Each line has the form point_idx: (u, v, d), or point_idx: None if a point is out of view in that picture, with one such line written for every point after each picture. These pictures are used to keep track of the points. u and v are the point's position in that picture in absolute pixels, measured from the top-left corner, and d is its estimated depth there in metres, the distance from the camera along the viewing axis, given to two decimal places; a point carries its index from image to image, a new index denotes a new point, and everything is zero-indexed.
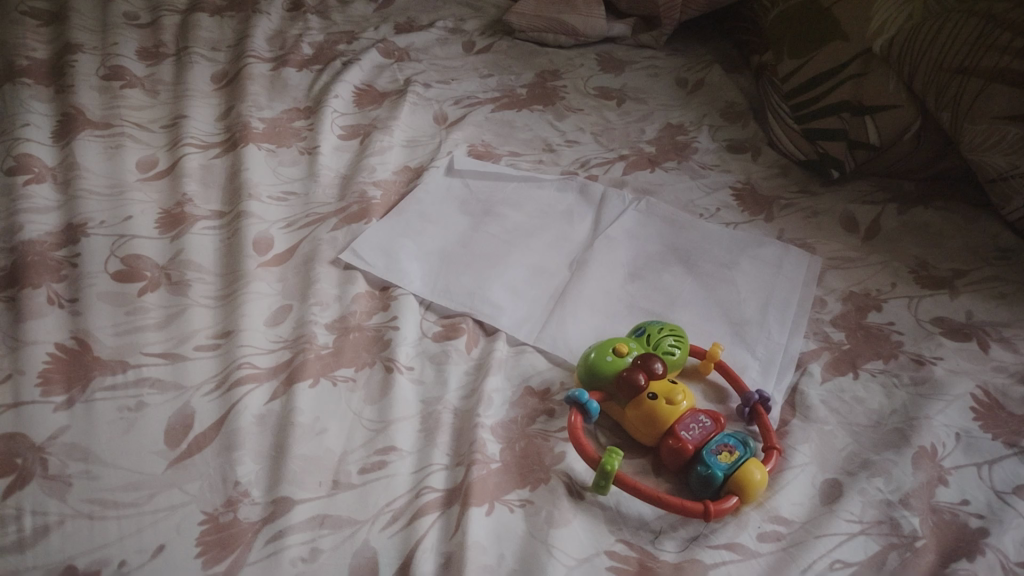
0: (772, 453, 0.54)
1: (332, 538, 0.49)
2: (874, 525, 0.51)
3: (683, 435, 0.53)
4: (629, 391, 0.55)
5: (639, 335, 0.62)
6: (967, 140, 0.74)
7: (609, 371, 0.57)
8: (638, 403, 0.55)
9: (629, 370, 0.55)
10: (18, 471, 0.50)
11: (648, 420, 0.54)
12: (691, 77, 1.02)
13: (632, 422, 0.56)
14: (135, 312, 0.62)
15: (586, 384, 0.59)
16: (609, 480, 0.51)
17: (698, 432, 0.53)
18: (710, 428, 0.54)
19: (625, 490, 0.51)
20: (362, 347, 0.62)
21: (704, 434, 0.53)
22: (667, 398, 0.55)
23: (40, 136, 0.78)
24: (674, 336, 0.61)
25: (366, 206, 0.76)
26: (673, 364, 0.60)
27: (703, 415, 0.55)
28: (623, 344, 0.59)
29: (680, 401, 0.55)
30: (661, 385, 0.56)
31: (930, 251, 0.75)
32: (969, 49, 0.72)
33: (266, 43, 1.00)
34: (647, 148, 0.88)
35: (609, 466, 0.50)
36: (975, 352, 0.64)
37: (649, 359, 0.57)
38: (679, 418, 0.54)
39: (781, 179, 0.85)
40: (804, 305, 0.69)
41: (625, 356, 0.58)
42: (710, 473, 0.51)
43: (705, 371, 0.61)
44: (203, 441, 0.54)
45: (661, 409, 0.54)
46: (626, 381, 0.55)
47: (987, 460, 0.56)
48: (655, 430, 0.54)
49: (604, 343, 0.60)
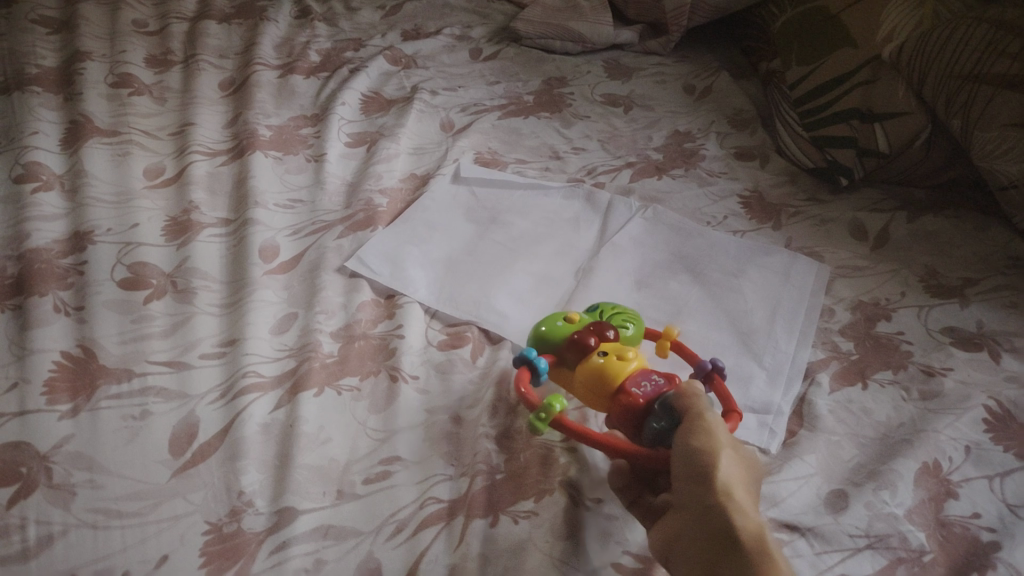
0: (733, 419, 0.53)
1: (336, 549, 0.49)
2: (881, 539, 0.50)
3: (633, 389, 0.52)
4: (580, 350, 0.56)
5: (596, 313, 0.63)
6: (977, 147, 0.74)
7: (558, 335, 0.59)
8: (589, 362, 0.55)
9: (582, 333, 0.57)
10: (23, 479, 0.50)
11: (599, 377, 0.54)
12: (698, 83, 1.01)
13: (582, 384, 0.56)
14: (141, 320, 0.62)
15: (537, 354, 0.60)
16: (551, 414, 0.52)
17: (651, 388, 0.53)
18: (662, 384, 0.53)
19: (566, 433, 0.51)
20: (367, 356, 0.62)
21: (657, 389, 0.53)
22: (618, 355, 0.55)
23: (49, 144, 0.78)
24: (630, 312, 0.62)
25: (372, 214, 0.76)
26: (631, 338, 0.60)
27: (657, 374, 0.54)
28: (576, 315, 0.60)
29: (632, 359, 0.55)
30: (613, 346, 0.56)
31: (939, 259, 0.74)
32: (979, 56, 0.72)
33: (273, 51, 1.00)
34: (654, 156, 0.88)
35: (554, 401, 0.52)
36: (986, 362, 0.64)
37: (602, 324, 0.58)
38: (628, 376, 0.54)
39: (789, 186, 0.85)
40: (812, 314, 0.69)
41: (578, 323, 0.60)
42: (667, 426, 0.49)
43: (663, 352, 0.61)
44: (207, 451, 0.53)
45: (611, 365, 0.54)
46: (577, 340, 0.56)
47: (999, 472, 0.55)
48: (606, 387, 0.54)
49: (556, 314, 0.62)
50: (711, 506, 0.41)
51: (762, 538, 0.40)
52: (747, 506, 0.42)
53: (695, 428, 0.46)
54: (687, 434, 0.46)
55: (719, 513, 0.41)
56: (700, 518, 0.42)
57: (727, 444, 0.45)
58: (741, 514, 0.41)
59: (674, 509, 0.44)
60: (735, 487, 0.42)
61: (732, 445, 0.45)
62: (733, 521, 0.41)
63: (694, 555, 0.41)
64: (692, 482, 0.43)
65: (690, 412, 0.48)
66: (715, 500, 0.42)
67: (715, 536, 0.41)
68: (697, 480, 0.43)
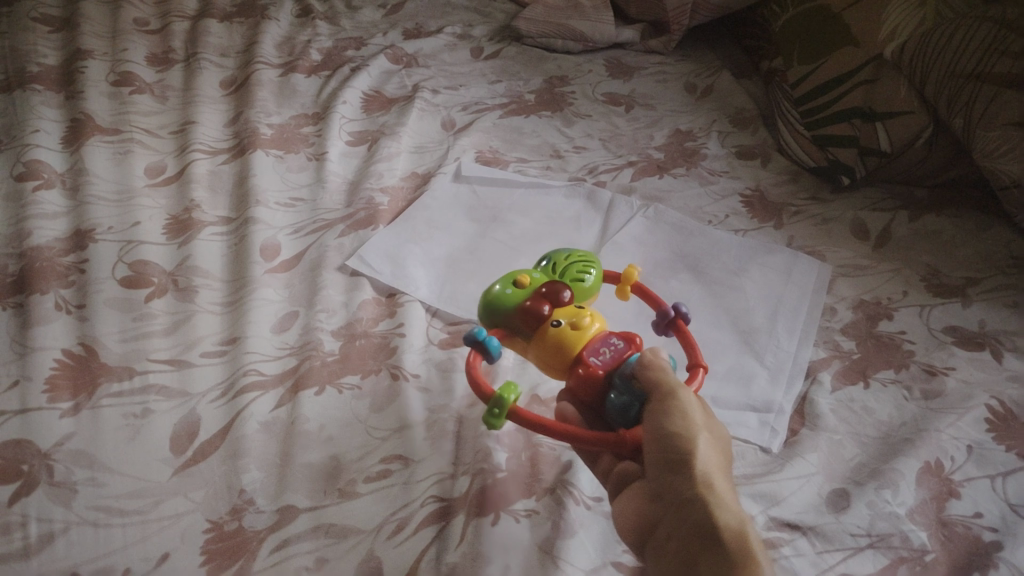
0: (698, 370, 0.54)
1: (337, 547, 0.49)
2: (883, 539, 0.50)
3: (592, 361, 0.53)
4: (532, 322, 0.55)
5: (546, 265, 0.62)
6: (980, 147, 0.74)
7: (507, 301, 0.57)
8: (543, 333, 0.55)
9: (533, 301, 0.56)
10: (24, 477, 0.50)
11: (556, 349, 0.54)
12: (700, 82, 1.01)
13: (537, 354, 0.55)
14: (142, 318, 0.62)
15: (486, 318, 0.58)
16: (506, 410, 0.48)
17: (609, 356, 0.53)
18: (621, 350, 0.53)
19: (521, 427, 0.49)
20: (368, 354, 0.62)
21: (614, 357, 0.53)
22: (572, 325, 0.54)
23: (50, 142, 0.78)
24: (581, 264, 0.61)
25: (373, 212, 0.76)
26: (584, 292, 0.60)
27: (615, 338, 0.54)
28: (525, 277, 0.59)
29: (588, 326, 0.55)
30: (565, 311, 0.56)
31: (941, 258, 0.74)
32: (983, 53, 0.72)
33: (275, 49, 1.00)
34: (655, 155, 0.88)
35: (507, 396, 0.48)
36: (988, 362, 0.63)
37: (552, 287, 0.57)
38: (587, 345, 0.54)
39: (791, 185, 0.85)
40: (814, 313, 0.69)
41: (527, 285, 0.58)
42: (628, 401, 0.50)
43: (623, 297, 0.61)
44: (209, 449, 0.54)
45: (567, 335, 0.54)
46: (529, 312, 0.55)
47: (1001, 472, 0.55)
48: (563, 359, 0.54)
49: (503, 276, 0.60)
50: (690, 499, 0.42)
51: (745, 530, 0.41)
52: (727, 495, 0.43)
53: (670, 411, 0.46)
54: (661, 420, 0.46)
55: (699, 506, 0.42)
56: (680, 509, 0.43)
57: (702, 428, 0.46)
58: (722, 507, 0.42)
59: (655, 500, 0.45)
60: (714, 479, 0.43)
61: (705, 427, 0.46)
62: (713, 513, 0.41)
63: (674, 547, 0.42)
64: (670, 472, 0.44)
65: (662, 390, 0.48)
66: (695, 492, 0.42)
67: (696, 529, 0.41)
68: (674, 469, 0.44)
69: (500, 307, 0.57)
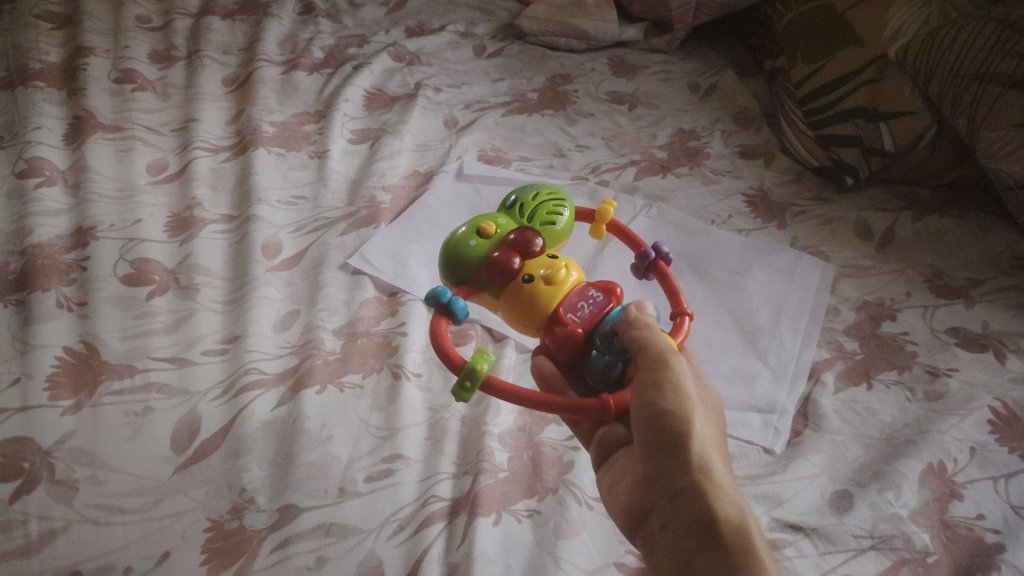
0: (683, 319, 0.55)
1: (338, 547, 0.49)
2: (886, 540, 0.50)
3: (570, 318, 0.52)
4: (503, 277, 0.53)
5: (516, 209, 0.60)
6: (984, 148, 0.73)
7: (475, 255, 0.55)
8: (515, 288, 0.54)
9: (503, 255, 0.54)
10: (25, 474, 0.50)
11: (531, 305, 0.53)
12: (703, 81, 1.00)
13: (509, 310, 0.54)
14: (144, 316, 0.62)
15: (450, 271, 0.56)
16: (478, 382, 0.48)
17: (588, 311, 0.53)
18: (600, 304, 0.53)
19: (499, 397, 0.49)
20: (369, 353, 0.62)
21: (593, 312, 0.53)
22: (546, 279, 0.53)
23: (52, 139, 0.78)
24: (549, 209, 0.60)
25: (375, 210, 0.76)
26: (555, 235, 0.59)
27: (593, 291, 0.54)
28: (492, 226, 0.57)
29: (563, 280, 0.54)
30: (538, 263, 0.55)
31: (945, 259, 0.74)
32: (987, 55, 0.71)
33: (277, 47, 1.00)
34: (658, 154, 0.87)
35: (479, 368, 0.47)
36: (991, 363, 0.63)
37: (522, 237, 0.55)
38: (564, 300, 0.53)
39: (794, 185, 0.84)
40: (817, 313, 0.69)
41: (495, 235, 0.56)
42: (610, 361, 0.51)
43: (598, 234, 0.61)
44: (210, 447, 0.53)
45: (542, 290, 0.53)
46: (499, 266, 0.53)
47: (1004, 474, 0.55)
48: (538, 315, 0.53)
49: (469, 224, 0.58)
50: (686, 488, 0.43)
51: (743, 520, 0.41)
52: (724, 482, 0.43)
53: (664, 386, 0.46)
54: (653, 394, 0.46)
55: (696, 497, 0.42)
56: (675, 496, 0.43)
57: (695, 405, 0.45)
58: (720, 497, 0.42)
59: (648, 482, 0.45)
60: (711, 467, 0.43)
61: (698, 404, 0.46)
62: (711, 505, 0.41)
63: (668, 533, 0.43)
64: (664, 454, 0.44)
65: (653, 360, 0.47)
66: (691, 480, 0.43)
67: (693, 520, 0.41)
68: (669, 452, 0.44)
69: (468, 261, 0.55)
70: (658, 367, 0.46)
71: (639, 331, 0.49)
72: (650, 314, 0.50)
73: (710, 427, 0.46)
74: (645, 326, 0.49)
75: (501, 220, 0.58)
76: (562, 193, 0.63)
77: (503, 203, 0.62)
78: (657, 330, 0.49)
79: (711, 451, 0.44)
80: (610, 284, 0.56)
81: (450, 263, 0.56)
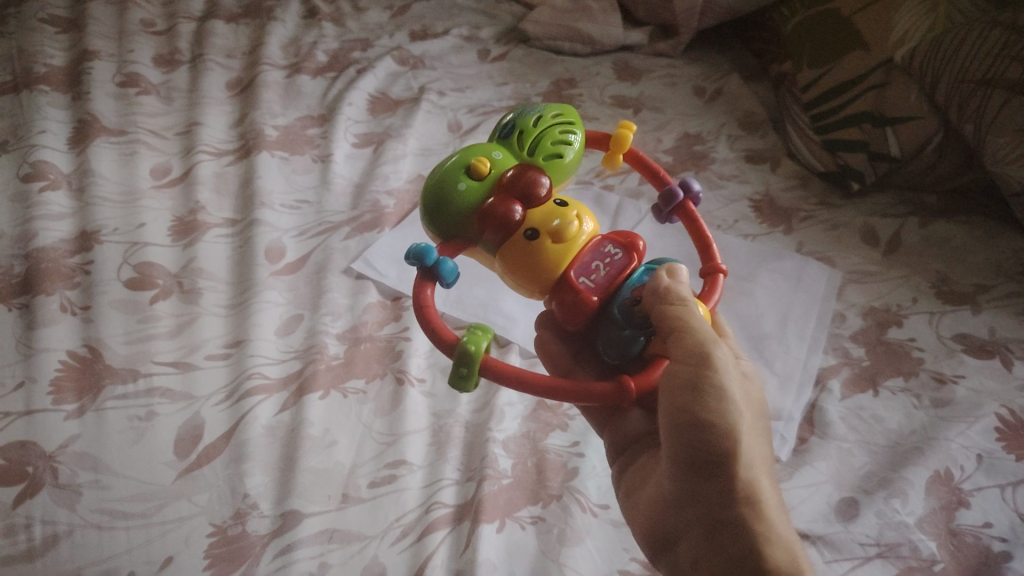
0: (717, 276, 0.52)
1: (340, 553, 0.49)
2: (892, 548, 0.50)
3: (583, 284, 0.47)
4: (502, 230, 0.48)
5: (515, 137, 0.54)
6: (990, 153, 0.73)
7: (464, 201, 0.49)
8: (515, 242, 0.48)
9: (502, 204, 0.48)
10: (29, 479, 0.50)
11: (535, 266, 0.47)
12: (708, 85, 0.99)
13: (507, 266, 0.49)
14: (147, 320, 0.62)
15: (433, 216, 0.50)
16: (476, 368, 0.43)
17: (604, 273, 0.48)
18: (617, 264, 0.48)
19: (500, 383, 0.43)
20: (373, 358, 0.62)
21: (610, 274, 0.48)
22: (552, 233, 0.48)
23: (56, 143, 0.78)
24: (554, 141, 0.53)
25: (379, 215, 0.76)
26: (561, 170, 0.53)
27: (609, 246, 0.49)
28: (485, 164, 0.50)
29: (575, 235, 0.48)
30: (543, 211, 0.49)
31: (952, 265, 0.73)
32: (992, 59, 0.71)
33: (281, 50, 0.99)
34: (664, 158, 0.87)
35: (476, 353, 0.43)
36: (999, 370, 0.63)
37: (524, 178, 0.49)
38: (575, 260, 0.48)
39: (800, 190, 0.84)
40: (822, 320, 0.68)
41: (489, 175, 0.50)
42: (631, 335, 0.47)
43: (614, 165, 0.57)
44: (212, 452, 0.53)
45: (548, 251, 0.47)
46: (495, 216, 0.47)
47: (1012, 481, 0.54)
48: (544, 276, 0.48)
49: (460, 159, 0.51)
50: (732, 527, 0.42)
51: (795, 566, 0.41)
52: (771, 515, 0.43)
53: (704, 393, 0.41)
54: (698, 407, 0.41)
55: (744, 538, 0.42)
56: (716, 532, 0.43)
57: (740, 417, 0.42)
58: (770, 541, 0.42)
59: (680, 507, 0.44)
60: (757, 500, 0.43)
61: (742, 414, 0.42)
62: (760, 548, 0.42)
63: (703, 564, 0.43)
64: (702, 481, 0.43)
65: (694, 358, 0.42)
66: (737, 519, 0.42)
67: (735, 560, 0.42)
68: (709, 471, 0.42)
69: (456, 207, 0.49)
70: (701, 374, 0.42)
71: (675, 316, 0.43)
72: (682, 284, 0.45)
73: (751, 440, 0.43)
74: (683, 309, 0.43)
75: (498, 154, 0.52)
76: (569, 113, 0.56)
77: (499, 128, 0.56)
78: (697, 313, 0.43)
79: (755, 477, 0.43)
80: (631, 234, 0.50)
81: (435, 210, 0.50)
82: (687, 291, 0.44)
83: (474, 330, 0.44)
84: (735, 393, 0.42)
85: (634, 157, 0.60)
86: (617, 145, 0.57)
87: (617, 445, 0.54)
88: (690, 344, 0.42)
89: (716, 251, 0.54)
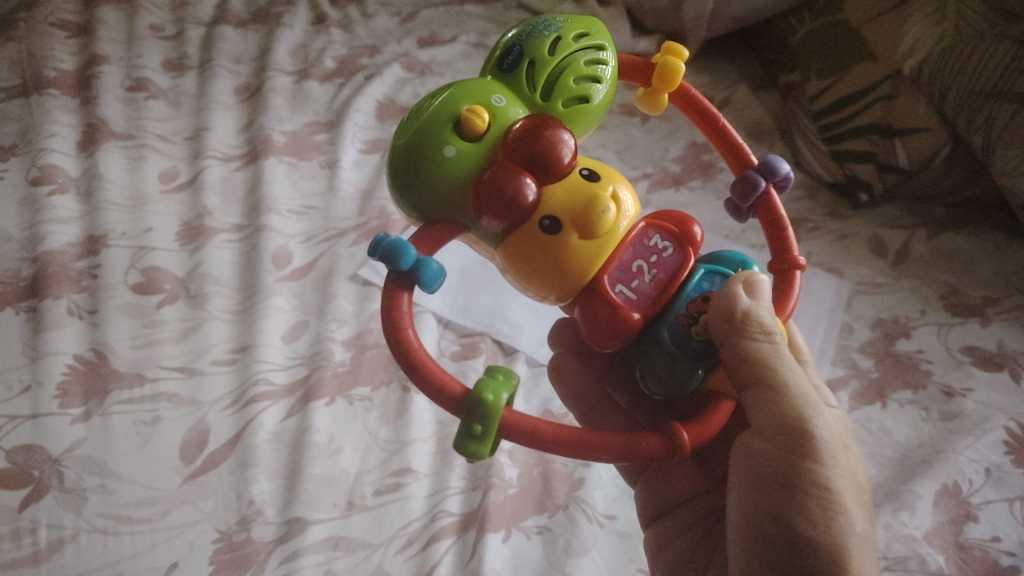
0: (792, 273, 0.46)
1: (346, 561, 0.50)
2: (899, 561, 0.51)
3: (618, 292, 0.43)
4: (510, 214, 0.42)
5: (524, 69, 0.46)
6: (999, 165, 0.73)
7: (455, 170, 0.43)
8: (530, 233, 0.43)
9: (511, 179, 0.41)
10: (34, 482, 0.51)
11: (560, 265, 0.42)
12: (717, 94, 0.98)
13: (524, 266, 0.44)
14: (153, 324, 0.62)
15: (414, 183, 0.43)
16: (493, 424, 0.37)
17: (647, 278, 0.43)
18: (666, 265, 0.44)
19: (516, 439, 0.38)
20: (378, 365, 0.62)
21: (657, 278, 0.43)
22: (580, 225, 0.42)
23: (65, 146, 0.78)
24: (574, 75, 0.46)
25: (386, 222, 0.76)
26: (583, 114, 0.47)
27: (653, 238, 0.44)
28: (482, 112, 0.43)
29: (616, 230, 0.43)
30: (564, 191, 0.43)
31: (961, 277, 0.73)
32: (1000, 74, 0.71)
33: (289, 56, 0.98)
34: (671, 167, 0.86)
35: (493, 406, 0.36)
36: (1007, 383, 0.63)
37: (536, 140, 0.42)
38: (612, 259, 0.43)
39: (807, 201, 0.83)
40: (831, 333, 0.68)
41: (489, 132, 0.44)
42: (688, 370, 0.43)
43: (655, 109, 0.51)
44: (218, 458, 0.54)
45: (576, 248, 0.42)
46: (502, 196, 0.41)
47: (1019, 495, 0.55)
48: (574, 279, 0.43)
49: (447, 111, 0.44)
50: None
51: None
52: None
53: (802, 490, 0.39)
54: (795, 502, 0.39)
55: None
56: None
57: (848, 529, 0.39)
58: None
59: None
60: None
61: (849, 514, 0.40)
62: None
63: None
64: None
65: (788, 445, 0.40)
66: None
67: None
68: None
69: (445, 180, 0.43)
70: (798, 464, 0.40)
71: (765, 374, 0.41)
72: (764, 315, 0.41)
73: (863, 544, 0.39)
74: (772, 369, 0.41)
75: (499, 98, 0.45)
76: (594, 30, 0.48)
77: (502, 52, 0.48)
78: (783, 369, 0.41)
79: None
80: (681, 220, 0.45)
81: (417, 181, 0.43)
82: (774, 340, 0.41)
83: (493, 377, 0.38)
84: (837, 483, 0.40)
85: (683, 95, 0.52)
86: (661, 81, 0.49)
87: (652, 512, 0.52)
88: (785, 418, 0.40)
89: (791, 240, 0.48)
